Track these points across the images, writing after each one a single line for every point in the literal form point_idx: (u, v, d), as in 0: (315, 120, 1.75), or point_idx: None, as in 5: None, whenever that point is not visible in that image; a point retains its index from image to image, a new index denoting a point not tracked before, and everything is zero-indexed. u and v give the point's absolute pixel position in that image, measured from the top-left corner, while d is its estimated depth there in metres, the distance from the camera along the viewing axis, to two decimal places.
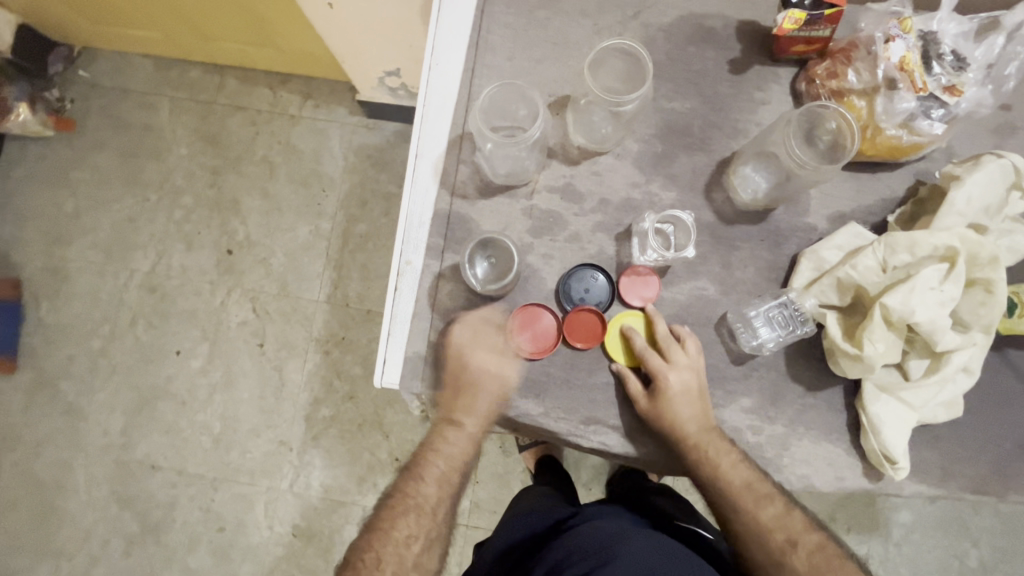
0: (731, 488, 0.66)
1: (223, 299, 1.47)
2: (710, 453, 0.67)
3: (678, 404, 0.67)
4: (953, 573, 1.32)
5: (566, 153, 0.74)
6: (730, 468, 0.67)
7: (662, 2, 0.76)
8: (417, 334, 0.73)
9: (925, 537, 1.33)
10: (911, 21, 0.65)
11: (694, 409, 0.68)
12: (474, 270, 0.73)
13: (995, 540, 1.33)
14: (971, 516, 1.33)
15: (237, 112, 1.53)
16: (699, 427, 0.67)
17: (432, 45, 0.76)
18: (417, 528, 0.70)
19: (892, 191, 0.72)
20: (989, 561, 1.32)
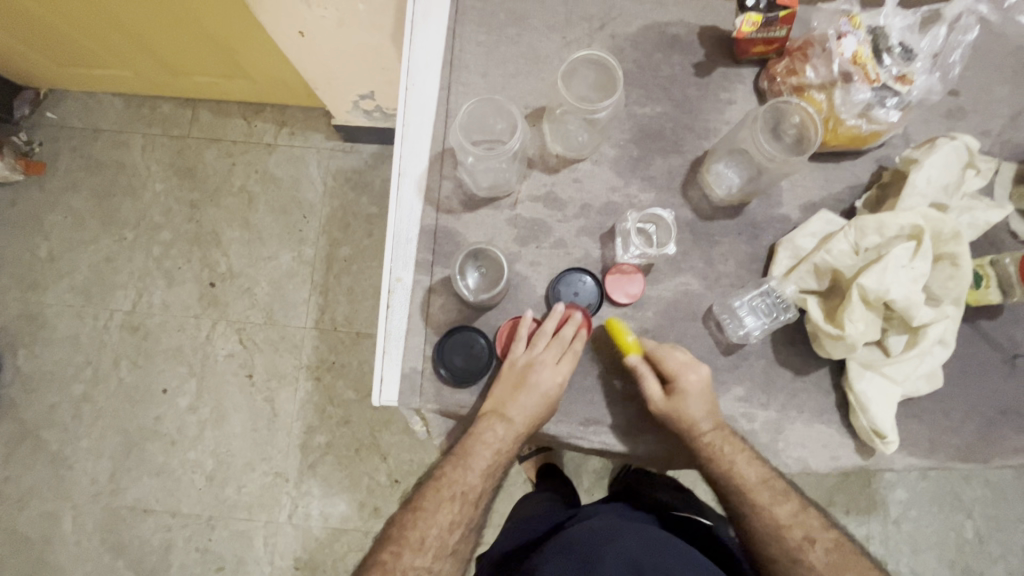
0: (746, 484, 0.68)
1: (209, 332, 1.45)
2: (724, 450, 0.68)
3: (695, 398, 0.68)
4: (951, 546, 1.35)
5: (546, 162, 0.76)
6: (747, 465, 0.68)
7: (626, 13, 0.79)
8: (412, 349, 0.74)
9: (921, 513, 1.36)
10: (860, 18, 0.69)
11: (706, 403, 0.69)
12: (465, 282, 0.73)
13: (988, 510, 1.37)
14: (963, 488, 1.37)
15: (213, 144, 1.53)
16: (714, 424, 0.69)
17: (407, 67, 0.78)
18: (460, 515, 0.69)
19: (858, 178, 0.75)
20: (984, 530, 1.36)
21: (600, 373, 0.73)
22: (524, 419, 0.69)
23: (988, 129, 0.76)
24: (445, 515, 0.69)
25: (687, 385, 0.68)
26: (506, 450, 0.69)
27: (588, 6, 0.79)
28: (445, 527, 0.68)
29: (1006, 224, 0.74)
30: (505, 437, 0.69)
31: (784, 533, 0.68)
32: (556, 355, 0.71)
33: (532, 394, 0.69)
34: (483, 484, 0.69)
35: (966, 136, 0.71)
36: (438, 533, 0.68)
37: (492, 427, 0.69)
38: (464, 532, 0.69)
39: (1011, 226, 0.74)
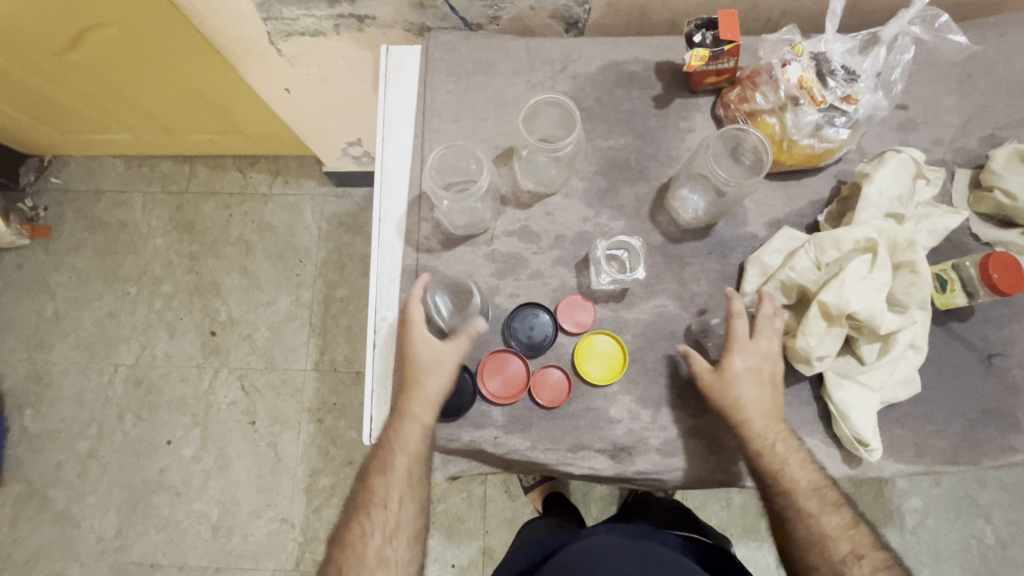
0: (796, 485, 0.68)
1: (211, 381, 1.48)
2: (780, 451, 0.69)
3: (747, 379, 0.70)
4: (973, 553, 1.32)
5: (518, 198, 0.80)
6: (800, 463, 0.69)
7: (586, 54, 0.83)
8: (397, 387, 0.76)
9: (938, 521, 1.34)
10: (802, 46, 0.73)
11: (758, 387, 0.70)
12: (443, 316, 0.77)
13: (1008, 514, 1.34)
14: (980, 492, 1.35)
15: (210, 198, 1.59)
16: (761, 415, 0.69)
17: (383, 120, 0.84)
18: (377, 524, 0.71)
19: (819, 193, 0.78)
20: (1006, 535, 1.33)
21: (584, 398, 0.74)
22: (424, 410, 0.71)
23: (940, 139, 0.79)
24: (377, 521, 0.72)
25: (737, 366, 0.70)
26: (419, 451, 0.71)
27: (549, 51, 0.84)
28: (379, 545, 0.71)
29: (967, 228, 0.77)
30: (410, 435, 0.71)
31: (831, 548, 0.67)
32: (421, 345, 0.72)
33: (417, 390, 0.71)
34: (394, 490, 0.72)
35: (913, 149, 0.75)
36: (374, 548, 0.71)
37: (393, 431, 0.71)
38: (408, 540, 0.72)
39: (972, 229, 0.76)
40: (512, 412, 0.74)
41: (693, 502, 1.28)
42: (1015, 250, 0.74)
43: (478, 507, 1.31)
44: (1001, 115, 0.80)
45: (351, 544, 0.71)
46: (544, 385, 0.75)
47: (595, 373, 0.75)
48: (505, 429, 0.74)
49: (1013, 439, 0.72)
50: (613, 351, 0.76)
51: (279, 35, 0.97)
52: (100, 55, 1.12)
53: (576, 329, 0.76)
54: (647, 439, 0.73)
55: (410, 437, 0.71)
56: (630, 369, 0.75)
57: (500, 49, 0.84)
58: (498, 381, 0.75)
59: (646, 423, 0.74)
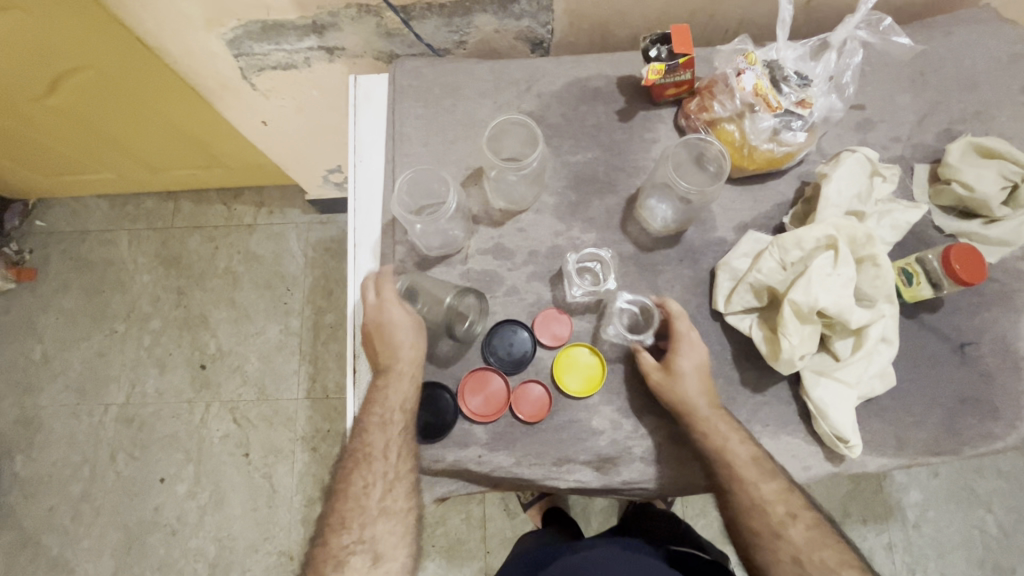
0: (741, 477, 0.69)
1: (202, 416, 1.47)
2: (716, 427, 0.70)
3: (692, 377, 0.71)
4: (976, 544, 1.32)
5: (490, 216, 0.81)
6: (735, 441, 0.70)
7: (550, 73, 0.85)
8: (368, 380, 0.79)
9: (939, 514, 1.33)
10: (754, 55, 0.75)
11: (703, 380, 0.72)
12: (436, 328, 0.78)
13: (1008, 501, 1.34)
14: (978, 482, 1.35)
15: (195, 231, 1.60)
16: (708, 402, 0.71)
17: (354, 147, 0.86)
18: (374, 476, 0.73)
19: (784, 195, 0.80)
20: (1008, 523, 1.33)
21: (566, 411, 0.75)
22: (407, 361, 0.73)
23: (898, 136, 0.81)
24: (359, 484, 0.74)
25: (681, 363, 0.72)
26: (395, 402, 0.73)
27: (514, 72, 0.86)
28: (380, 497, 0.73)
29: (931, 221, 0.79)
30: (392, 391, 0.73)
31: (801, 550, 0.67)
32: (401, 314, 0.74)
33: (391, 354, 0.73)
34: (389, 444, 0.73)
35: (867, 148, 0.77)
36: (376, 500, 0.73)
37: (385, 388, 0.73)
38: (407, 493, 0.73)
39: (935, 222, 0.78)
40: (495, 429, 0.75)
41: (693, 509, 1.27)
42: (978, 240, 0.76)
43: (478, 528, 1.30)
44: (955, 110, 0.82)
45: (351, 498, 0.73)
46: (524, 401, 0.75)
47: (574, 386, 0.75)
48: (489, 447, 0.74)
49: (989, 425, 0.73)
50: (588, 365, 0.76)
51: (253, 70, 0.99)
52: (78, 98, 1.14)
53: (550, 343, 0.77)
54: (631, 447, 0.74)
55: (392, 394, 0.73)
56: (610, 380, 0.76)
57: (465, 73, 0.86)
58: (479, 400, 0.75)
59: (628, 432, 0.74)
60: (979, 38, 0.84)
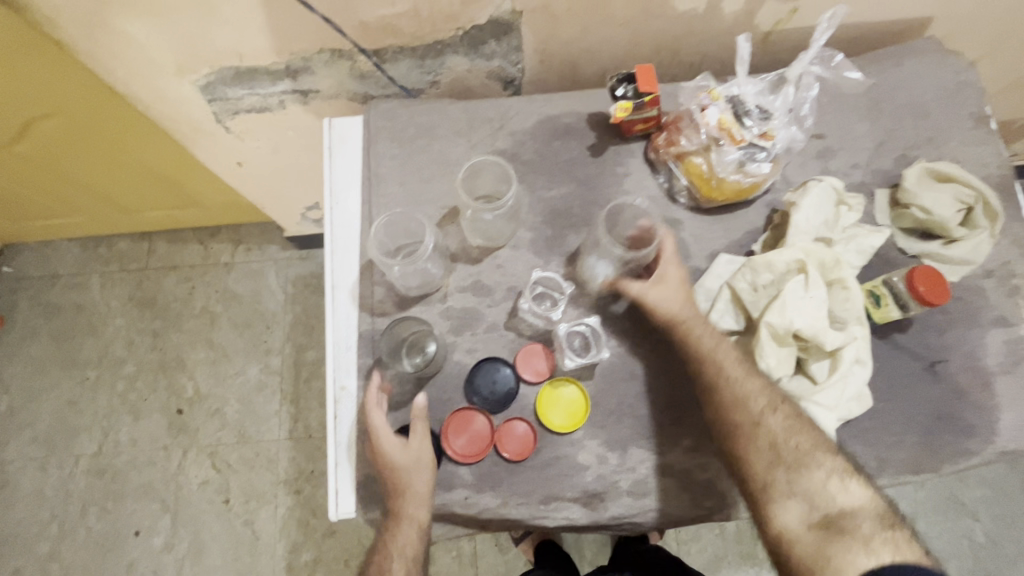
0: (725, 372, 0.72)
1: (180, 462, 1.42)
2: (703, 337, 0.74)
3: (676, 294, 0.75)
4: (967, 554, 1.33)
5: (468, 254, 0.82)
6: (718, 342, 0.73)
7: (522, 111, 0.88)
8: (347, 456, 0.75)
9: (929, 526, 1.34)
10: (717, 91, 0.78)
11: (686, 290, 0.76)
12: (413, 359, 0.78)
13: (993, 509, 1.35)
14: (963, 491, 1.37)
15: (171, 272, 1.57)
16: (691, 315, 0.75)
17: (330, 189, 0.86)
18: None
19: (754, 223, 0.82)
20: (995, 531, 1.34)
21: (551, 447, 0.74)
22: (414, 477, 0.70)
23: (857, 163, 0.85)
24: None
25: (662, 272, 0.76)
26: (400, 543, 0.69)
27: (486, 110, 0.88)
28: None
29: (894, 243, 0.81)
30: (395, 535, 0.69)
31: (779, 435, 0.68)
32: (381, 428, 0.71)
33: (390, 479, 0.70)
34: None
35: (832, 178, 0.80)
36: None
37: (387, 537, 0.70)
38: None
39: (897, 244, 0.81)
40: (479, 469, 0.73)
41: (686, 534, 1.26)
42: (940, 260, 0.79)
43: (469, 566, 1.27)
44: (909, 136, 0.86)
45: None
46: (509, 439, 0.74)
47: (558, 422, 0.75)
48: (474, 488, 0.73)
49: (963, 442, 0.74)
50: (573, 401, 0.76)
51: (227, 113, 1.02)
52: (48, 145, 1.13)
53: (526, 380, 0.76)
54: (618, 481, 0.73)
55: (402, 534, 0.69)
56: (594, 414, 0.75)
57: (438, 114, 0.88)
58: (464, 440, 0.74)
59: (615, 466, 0.73)
60: (925, 69, 0.89)
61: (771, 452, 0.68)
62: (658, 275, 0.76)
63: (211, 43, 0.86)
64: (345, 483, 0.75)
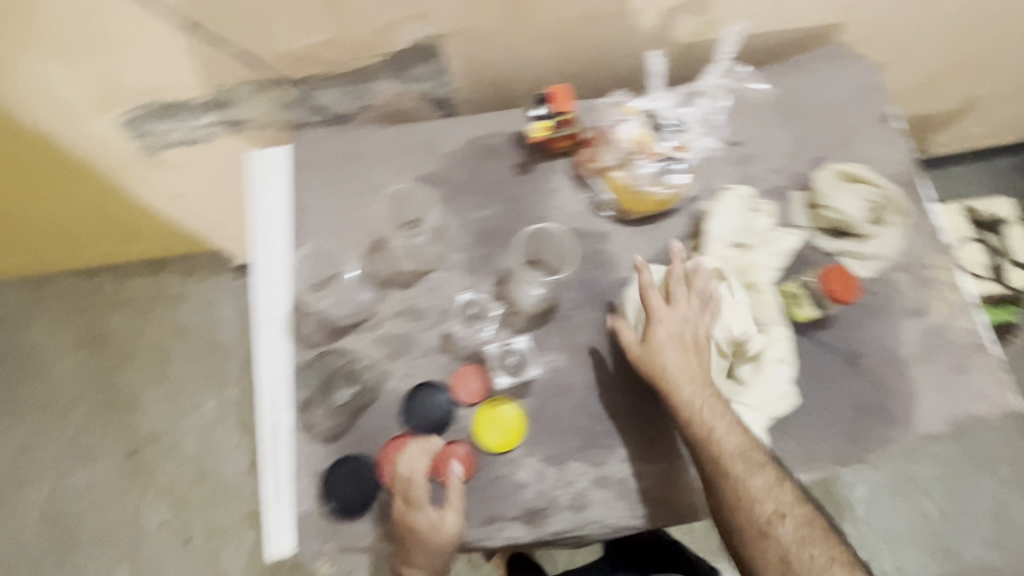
0: (726, 463, 0.68)
1: (138, 504, 1.37)
2: (706, 421, 0.70)
3: (674, 360, 0.72)
4: (924, 531, 1.39)
5: (399, 279, 0.81)
6: (719, 422, 0.70)
7: (448, 133, 0.88)
8: (285, 494, 0.74)
9: (886, 507, 1.40)
10: (632, 107, 0.81)
11: (689, 358, 0.72)
12: (343, 390, 0.77)
13: (945, 485, 1.41)
14: (916, 470, 1.42)
15: (119, 308, 1.51)
16: (692, 387, 0.71)
17: (257, 222, 0.85)
18: None
19: (679, 232, 0.84)
20: (948, 506, 1.39)
21: (490, 468, 0.74)
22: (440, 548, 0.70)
23: (775, 167, 0.88)
24: None
25: (658, 333, 0.73)
26: None
27: (413, 133, 0.88)
28: None
29: (812, 244, 0.84)
30: None
31: (789, 548, 0.64)
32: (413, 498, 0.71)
33: (420, 544, 0.70)
34: None
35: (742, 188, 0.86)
36: None
37: None
38: None
39: (815, 245, 0.84)
40: (419, 495, 0.73)
41: None
42: (855, 257, 0.82)
43: None
44: (822, 139, 0.90)
45: None
46: (447, 463, 0.74)
47: (493, 442, 0.75)
48: None
49: (885, 432, 0.77)
50: (510, 424, 0.76)
51: (156, 144, 1.02)
52: None
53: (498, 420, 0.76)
54: (557, 496, 0.74)
55: None
56: (530, 431, 0.76)
57: (365, 139, 0.87)
58: (401, 467, 0.74)
59: (553, 481, 0.74)
60: (833, 74, 0.93)
61: (781, 564, 0.64)
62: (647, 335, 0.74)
63: (137, 77, 0.87)
64: (286, 522, 0.74)
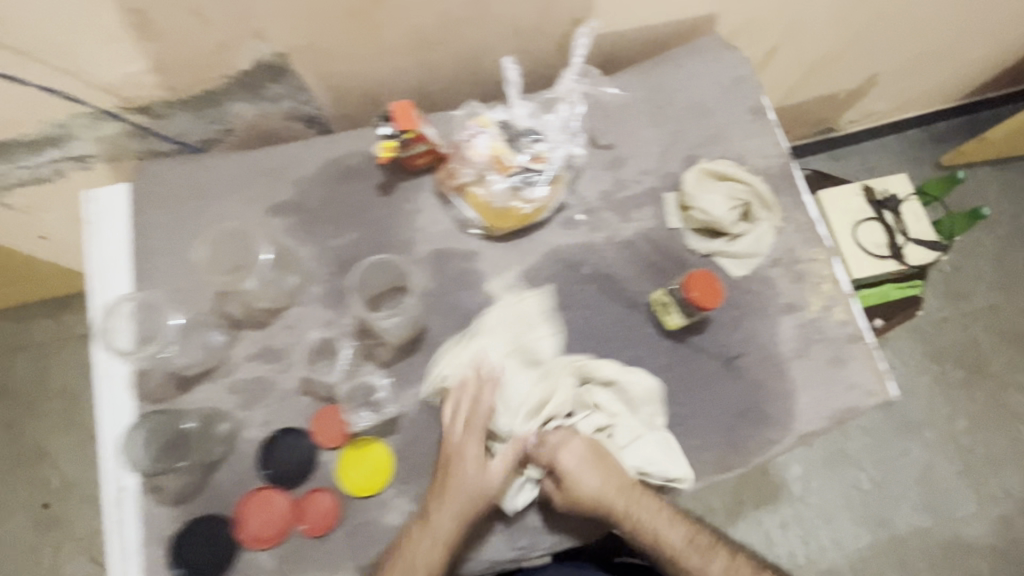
0: (677, 549, 0.69)
1: (55, 561, 1.28)
2: (645, 517, 0.69)
3: (593, 484, 0.69)
4: (857, 502, 1.41)
5: (254, 318, 0.76)
6: (658, 514, 0.70)
7: (303, 157, 0.82)
8: (133, 564, 0.69)
9: (822, 483, 1.41)
10: (487, 117, 0.77)
11: (603, 472, 0.69)
12: (190, 450, 0.71)
13: (873, 456, 1.44)
14: (847, 443, 1.44)
15: (18, 352, 1.40)
16: (621, 497, 0.69)
17: (94, 266, 0.78)
18: None
19: (549, 245, 0.81)
20: (879, 477, 1.43)
21: (358, 513, 0.70)
22: (471, 500, 0.67)
23: (647, 169, 0.86)
24: None
25: (567, 463, 0.69)
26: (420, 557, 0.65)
27: (265, 160, 0.82)
28: None
29: (685, 245, 0.83)
30: (424, 550, 0.65)
31: None
32: (475, 453, 0.68)
33: (454, 490, 0.67)
34: None
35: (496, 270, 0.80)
36: None
37: (413, 541, 0.66)
38: None
39: (688, 245, 0.82)
40: (282, 551, 0.69)
41: None
42: (727, 255, 0.82)
43: None
44: (694, 137, 0.88)
45: None
46: (310, 512, 0.70)
47: (358, 486, 0.71)
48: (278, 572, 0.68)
49: (765, 434, 0.76)
50: (380, 465, 0.72)
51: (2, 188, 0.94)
52: None
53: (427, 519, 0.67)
54: None
55: (420, 552, 0.65)
56: (400, 470, 0.72)
57: (211, 170, 0.81)
58: (261, 521, 0.69)
59: None
60: (704, 68, 0.91)
61: None
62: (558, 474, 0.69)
63: None
64: None
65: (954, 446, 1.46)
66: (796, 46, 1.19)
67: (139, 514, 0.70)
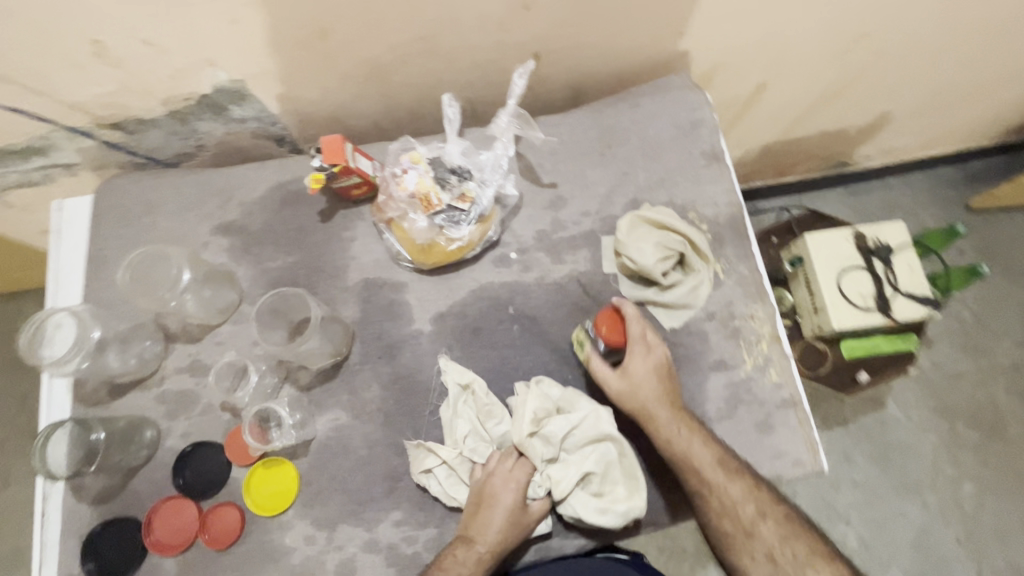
0: (710, 482, 0.70)
1: None
2: (680, 433, 0.72)
3: (645, 382, 0.74)
4: None
5: (188, 332, 0.80)
6: (690, 441, 0.72)
7: (252, 180, 0.85)
8: (53, 554, 0.73)
9: None
10: (419, 154, 0.81)
11: (661, 379, 0.74)
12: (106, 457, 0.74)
13: (864, 513, 1.28)
14: (835, 496, 1.30)
15: None
16: (662, 404, 0.73)
17: (56, 271, 0.84)
18: None
19: (479, 282, 0.81)
20: (867, 536, 1.27)
21: (259, 530, 0.73)
22: (508, 525, 0.70)
23: (588, 210, 0.84)
24: None
25: (635, 365, 0.74)
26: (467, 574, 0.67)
27: (217, 180, 0.85)
28: None
29: (617, 291, 0.81)
30: (467, 563, 0.67)
31: (774, 545, 0.70)
32: (511, 477, 0.71)
33: (493, 510, 0.69)
34: None
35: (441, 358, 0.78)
36: None
37: (453, 555, 0.68)
38: None
39: (618, 291, 0.81)
40: (185, 558, 0.72)
41: None
42: (655, 305, 0.81)
43: None
44: (642, 181, 0.86)
45: None
46: (215, 525, 0.73)
47: (261, 505, 0.73)
48: None
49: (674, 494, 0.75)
50: (289, 488, 0.74)
51: None
52: None
53: (471, 539, 0.69)
54: (324, 562, 0.72)
55: (465, 562, 0.68)
56: (304, 492, 0.74)
57: (167, 187, 0.85)
58: (170, 528, 0.73)
59: (322, 546, 0.72)
60: (663, 106, 0.88)
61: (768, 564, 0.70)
62: (625, 366, 0.75)
63: None
64: None
65: (957, 511, 1.28)
66: (788, 77, 1.03)
67: (64, 507, 0.75)
